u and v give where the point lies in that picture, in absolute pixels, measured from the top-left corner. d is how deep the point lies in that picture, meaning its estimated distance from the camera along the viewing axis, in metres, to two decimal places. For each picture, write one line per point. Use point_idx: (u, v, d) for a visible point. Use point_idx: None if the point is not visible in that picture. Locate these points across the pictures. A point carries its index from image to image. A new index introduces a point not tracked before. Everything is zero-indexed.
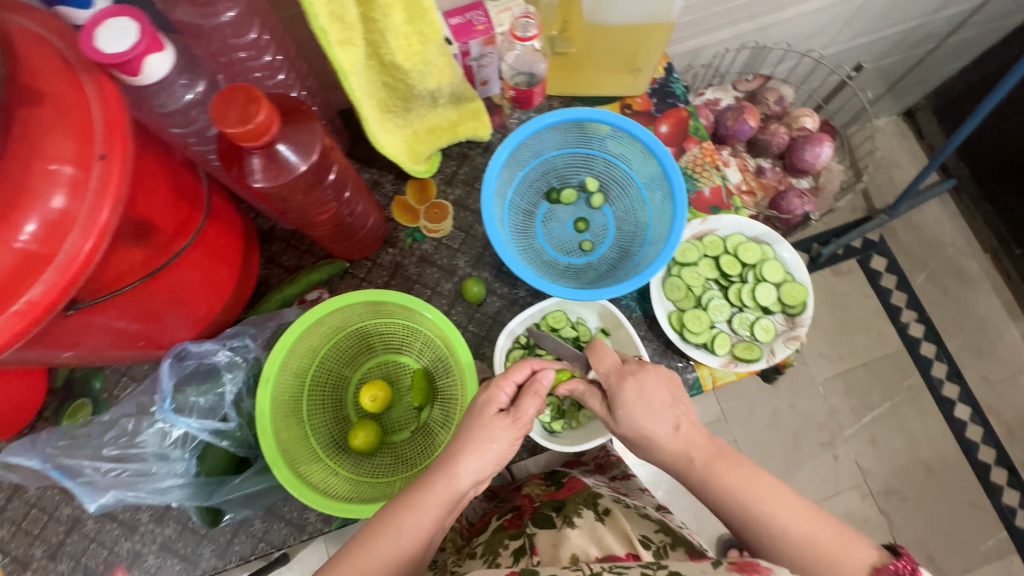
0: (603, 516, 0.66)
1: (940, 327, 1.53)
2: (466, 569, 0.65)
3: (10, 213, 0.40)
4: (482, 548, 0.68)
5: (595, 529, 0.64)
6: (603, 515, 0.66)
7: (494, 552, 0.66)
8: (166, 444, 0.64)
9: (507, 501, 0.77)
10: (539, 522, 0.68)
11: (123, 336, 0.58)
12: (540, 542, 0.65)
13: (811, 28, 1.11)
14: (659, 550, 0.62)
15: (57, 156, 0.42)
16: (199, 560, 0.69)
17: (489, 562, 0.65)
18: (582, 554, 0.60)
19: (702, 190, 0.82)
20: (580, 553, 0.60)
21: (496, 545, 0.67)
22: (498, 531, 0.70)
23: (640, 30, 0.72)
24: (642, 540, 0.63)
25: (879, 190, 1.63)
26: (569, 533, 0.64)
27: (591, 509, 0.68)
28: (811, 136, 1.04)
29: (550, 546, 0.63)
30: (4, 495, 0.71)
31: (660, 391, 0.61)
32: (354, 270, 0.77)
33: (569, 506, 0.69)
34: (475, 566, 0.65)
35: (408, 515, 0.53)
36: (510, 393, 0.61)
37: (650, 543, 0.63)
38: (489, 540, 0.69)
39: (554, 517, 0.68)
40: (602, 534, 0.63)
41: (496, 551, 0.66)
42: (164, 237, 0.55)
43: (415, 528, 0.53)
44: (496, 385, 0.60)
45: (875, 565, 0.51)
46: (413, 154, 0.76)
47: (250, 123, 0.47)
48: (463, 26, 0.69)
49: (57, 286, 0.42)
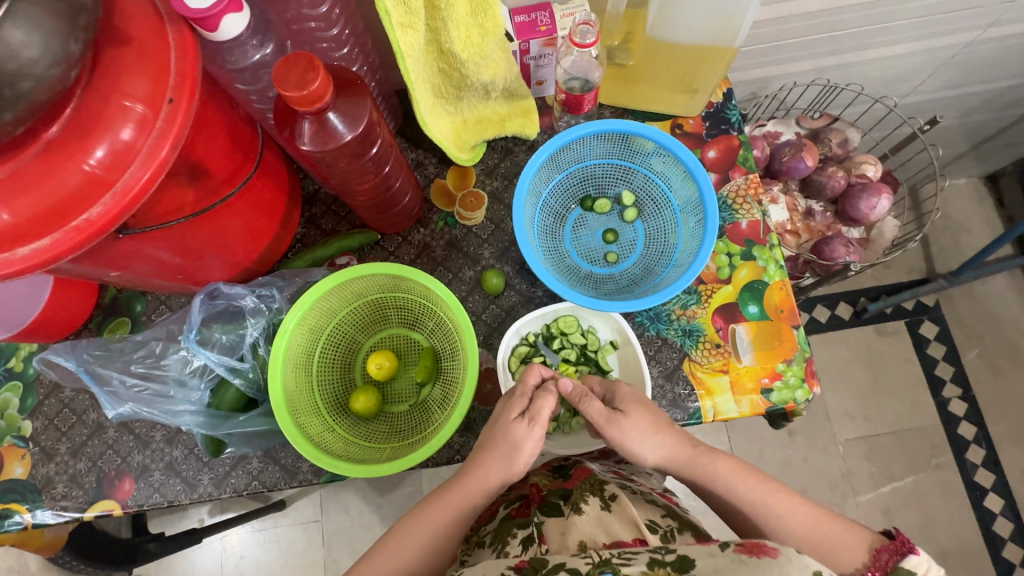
0: (609, 502, 0.66)
1: (985, 409, 1.44)
2: (476, 559, 0.67)
3: (82, 139, 0.45)
4: (491, 536, 0.69)
5: (602, 518, 0.64)
6: (609, 502, 0.66)
7: (503, 541, 0.66)
8: (186, 371, 0.70)
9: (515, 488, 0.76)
10: (547, 510, 0.68)
11: (165, 267, 0.63)
12: (549, 530, 0.65)
13: (895, 72, 1.06)
14: (666, 534, 0.64)
15: (131, 94, 0.46)
16: (197, 485, 0.74)
17: (499, 552, 0.65)
18: (590, 540, 0.61)
19: (740, 222, 0.80)
20: (588, 541, 0.61)
21: (505, 534, 0.67)
22: (505, 521, 0.70)
23: (703, 51, 0.71)
24: (650, 525, 0.64)
25: (942, 252, 1.54)
26: (576, 520, 0.64)
27: (598, 496, 0.67)
28: (870, 185, 0.99)
29: (558, 534, 0.63)
30: (44, 391, 0.79)
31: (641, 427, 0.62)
32: (384, 243, 0.81)
33: (576, 494, 0.69)
34: (486, 556, 0.66)
35: (428, 508, 0.61)
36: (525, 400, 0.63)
37: (657, 528, 0.64)
38: (497, 529, 0.69)
39: (561, 506, 0.68)
40: (609, 522, 0.63)
41: (505, 541, 0.66)
42: (214, 181, 0.59)
43: (437, 526, 0.59)
44: (519, 396, 0.63)
45: (873, 546, 0.55)
46: (459, 141, 0.79)
47: (305, 89, 0.50)
48: (527, 25, 0.70)
49: (113, 210, 0.46)
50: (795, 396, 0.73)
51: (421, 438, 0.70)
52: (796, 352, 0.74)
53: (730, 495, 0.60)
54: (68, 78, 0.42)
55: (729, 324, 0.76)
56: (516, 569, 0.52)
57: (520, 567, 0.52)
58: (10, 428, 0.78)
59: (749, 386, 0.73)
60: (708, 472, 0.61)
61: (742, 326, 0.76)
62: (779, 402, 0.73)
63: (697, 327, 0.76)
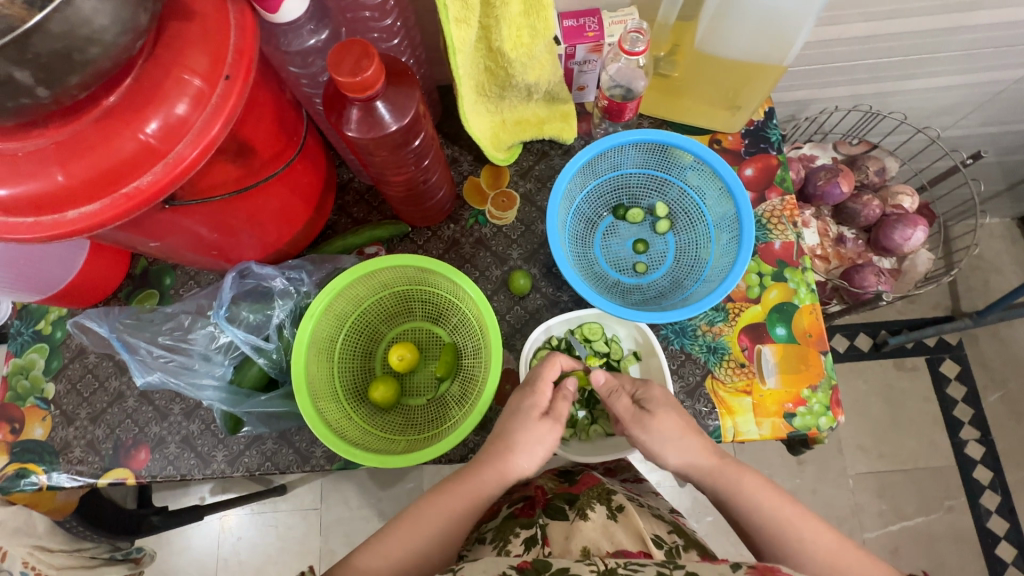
0: (616, 512, 0.65)
1: (1003, 455, 1.41)
2: (476, 555, 0.64)
3: (141, 109, 0.46)
4: (493, 533, 0.67)
5: (608, 526, 0.62)
6: (616, 512, 0.65)
7: (505, 539, 0.63)
8: (211, 347, 0.71)
9: (517, 489, 0.75)
10: (551, 513, 0.67)
11: (201, 242, 0.64)
12: (552, 533, 0.64)
13: (938, 104, 1.04)
14: (672, 550, 0.61)
15: (191, 68, 0.47)
16: (211, 462, 0.74)
17: (499, 549, 0.62)
18: (594, 547, 0.60)
19: (773, 242, 0.79)
20: (591, 547, 0.60)
21: (507, 532, 0.65)
22: (509, 519, 0.68)
23: (751, 68, 0.71)
24: (655, 540, 0.62)
25: (970, 291, 1.51)
26: (582, 525, 0.63)
27: (604, 505, 0.66)
28: (905, 216, 0.97)
29: (562, 538, 0.62)
30: (70, 355, 0.80)
31: (663, 435, 0.61)
32: (414, 236, 0.81)
33: (583, 499, 0.68)
34: (485, 552, 0.63)
35: (445, 493, 0.60)
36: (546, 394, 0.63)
37: (663, 543, 0.62)
38: (499, 526, 0.67)
39: (567, 509, 0.67)
40: (614, 531, 0.62)
41: (507, 539, 0.63)
42: (258, 161, 0.60)
43: (446, 513, 0.58)
44: (540, 389, 0.63)
45: None
46: (496, 141, 0.79)
47: (359, 76, 0.51)
48: (575, 29, 0.71)
49: (162, 180, 0.47)
50: (819, 422, 0.71)
51: (436, 433, 0.70)
52: (822, 378, 0.73)
53: (746, 518, 0.59)
54: (133, 48, 0.43)
55: (756, 344, 0.75)
56: (518, 570, 0.49)
57: (523, 568, 0.49)
58: (34, 390, 0.79)
59: (772, 409, 0.72)
60: (723, 495, 0.60)
61: (769, 347, 0.75)
62: (801, 427, 0.71)
63: (723, 344, 0.75)
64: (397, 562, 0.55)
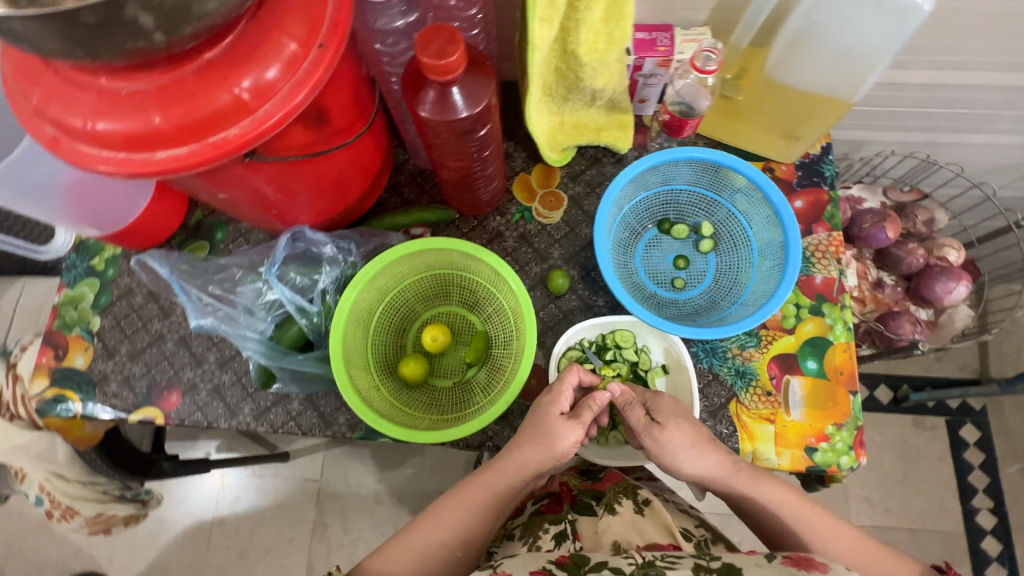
0: (642, 507, 0.66)
1: (1016, 529, 1.37)
2: (505, 551, 0.65)
3: (239, 65, 0.48)
4: (520, 530, 0.67)
5: (636, 520, 0.64)
6: (643, 506, 0.66)
7: (534, 536, 0.64)
8: (257, 303, 0.73)
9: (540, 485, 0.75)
10: (580, 508, 0.67)
11: (263, 200, 0.67)
12: (582, 528, 0.64)
13: (996, 161, 1.03)
14: (701, 543, 0.63)
15: (290, 33, 0.50)
16: (238, 413, 0.76)
17: (530, 546, 0.63)
18: (624, 541, 0.61)
19: (815, 275, 0.79)
20: (622, 541, 0.61)
21: (535, 528, 0.66)
22: (535, 515, 0.68)
23: (817, 100, 0.71)
24: (684, 533, 0.64)
25: (1001, 356, 1.48)
26: (610, 521, 0.64)
27: (632, 499, 0.67)
28: (949, 269, 0.97)
29: (592, 532, 0.63)
30: (119, 292, 0.84)
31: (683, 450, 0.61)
32: (460, 223, 0.83)
33: (609, 495, 0.69)
34: (515, 549, 0.64)
35: (470, 487, 0.62)
36: (569, 399, 0.64)
37: (691, 536, 0.64)
38: (527, 522, 0.67)
39: (594, 506, 0.67)
40: (643, 526, 0.63)
41: (536, 535, 0.64)
42: (331, 129, 0.62)
43: (471, 507, 0.60)
44: (563, 391, 0.63)
45: None
46: (552, 141, 0.80)
47: (443, 60, 0.53)
48: (646, 42, 0.72)
49: (249, 134, 0.50)
50: (840, 460, 0.71)
51: (459, 416, 0.71)
52: (849, 417, 0.73)
53: None
54: (242, 7, 0.46)
55: (785, 374, 0.75)
56: (557, 563, 0.51)
57: (562, 562, 0.51)
58: (81, 321, 0.82)
59: (794, 440, 0.72)
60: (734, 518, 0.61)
61: (798, 379, 0.74)
62: (821, 463, 0.71)
63: (751, 370, 0.75)
64: (422, 553, 0.57)
